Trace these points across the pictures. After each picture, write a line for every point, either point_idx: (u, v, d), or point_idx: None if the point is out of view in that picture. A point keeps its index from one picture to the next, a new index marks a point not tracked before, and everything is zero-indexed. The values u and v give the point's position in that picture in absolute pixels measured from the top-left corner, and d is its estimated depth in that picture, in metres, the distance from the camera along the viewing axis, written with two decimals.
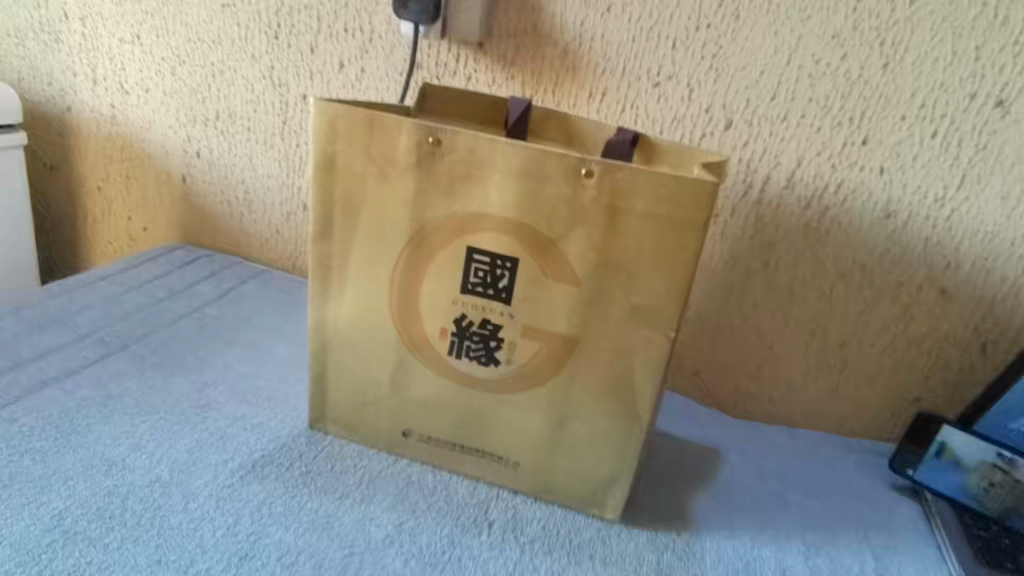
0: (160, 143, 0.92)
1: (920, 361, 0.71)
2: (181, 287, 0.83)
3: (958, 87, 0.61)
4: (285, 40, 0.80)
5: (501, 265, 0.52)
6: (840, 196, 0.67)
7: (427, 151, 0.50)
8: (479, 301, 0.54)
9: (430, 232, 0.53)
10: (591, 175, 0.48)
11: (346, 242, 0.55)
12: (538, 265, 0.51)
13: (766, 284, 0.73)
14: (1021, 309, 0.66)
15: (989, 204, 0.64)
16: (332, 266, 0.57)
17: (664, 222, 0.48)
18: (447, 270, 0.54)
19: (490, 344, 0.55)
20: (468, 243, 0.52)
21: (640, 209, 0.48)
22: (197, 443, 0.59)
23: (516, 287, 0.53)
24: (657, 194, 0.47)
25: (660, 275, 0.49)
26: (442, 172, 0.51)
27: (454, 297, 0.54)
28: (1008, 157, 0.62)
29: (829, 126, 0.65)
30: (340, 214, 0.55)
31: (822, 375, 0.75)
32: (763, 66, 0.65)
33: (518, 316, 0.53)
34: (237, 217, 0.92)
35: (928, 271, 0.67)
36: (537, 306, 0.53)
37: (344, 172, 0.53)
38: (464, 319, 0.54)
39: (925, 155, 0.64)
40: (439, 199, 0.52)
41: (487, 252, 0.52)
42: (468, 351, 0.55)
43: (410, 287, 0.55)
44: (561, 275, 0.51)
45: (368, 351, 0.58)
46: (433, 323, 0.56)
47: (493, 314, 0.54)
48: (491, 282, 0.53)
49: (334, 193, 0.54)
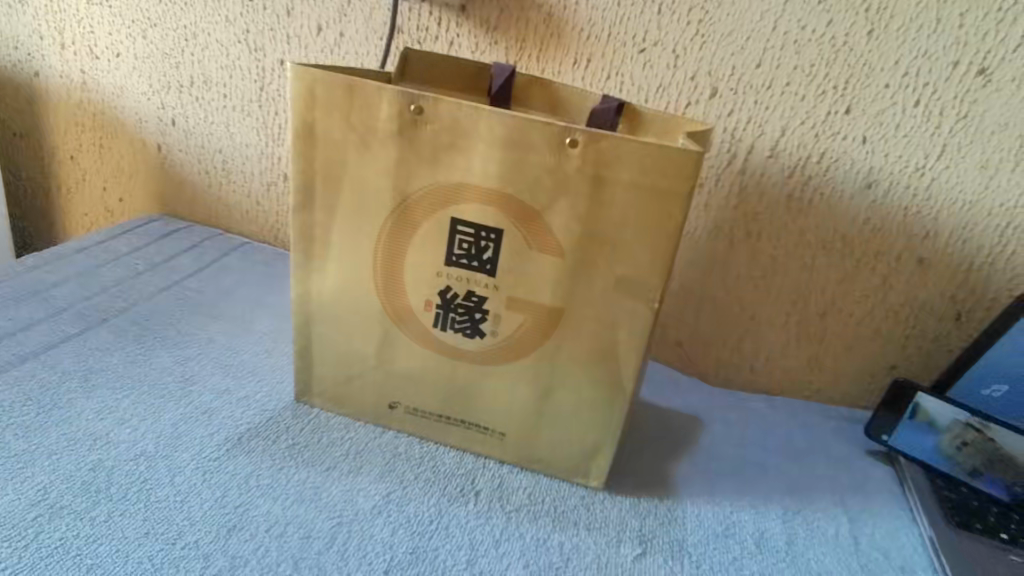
0: (133, 110, 0.89)
1: (897, 329, 0.73)
2: (160, 260, 0.82)
3: (941, 55, 0.61)
4: (260, 2, 0.77)
5: (486, 236, 0.52)
6: (823, 166, 0.68)
7: (408, 119, 0.49)
8: (464, 273, 0.54)
9: (413, 203, 0.52)
10: (575, 145, 0.47)
11: (328, 213, 0.55)
12: (522, 237, 0.51)
13: (749, 255, 0.73)
14: (996, 278, 0.67)
15: (969, 174, 0.64)
16: (314, 238, 0.56)
17: (648, 193, 0.48)
18: (431, 242, 0.53)
19: (475, 316, 0.55)
20: (451, 215, 0.52)
21: (625, 179, 0.48)
22: (182, 417, 0.59)
23: (501, 259, 0.52)
24: (642, 164, 0.47)
25: (644, 246, 0.49)
26: (424, 141, 0.50)
27: (438, 269, 0.54)
28: (988, 127, 0.62)
29: (813, 95, 0.65)
30: (321, 184, 0.54)
31: (802, 343, 0.76)
32: (749, 33, 0.64)
33: (503, 289, 0.53)
34: (216, 188, 0.90)
35: (907, 241, 0.68)
36: (522, 278, 0.53)
37: (324, 142, 0.52)
38: (449, 292, 0.54)
39: (907, 124, 0.64)
40: (421, 169, 0.51)
41: (471, 224, 0.52)
42: (453, 323, 0.55)
43: (393, 260, 0.55)
44: (546, 247, 0.51)
45: (352, 324, 0.58)
46: (418, 295, 0.55)
47: (478, 286, 0.54)
48: (475, 254, 0.53)
49: (314, 163, 0.53)
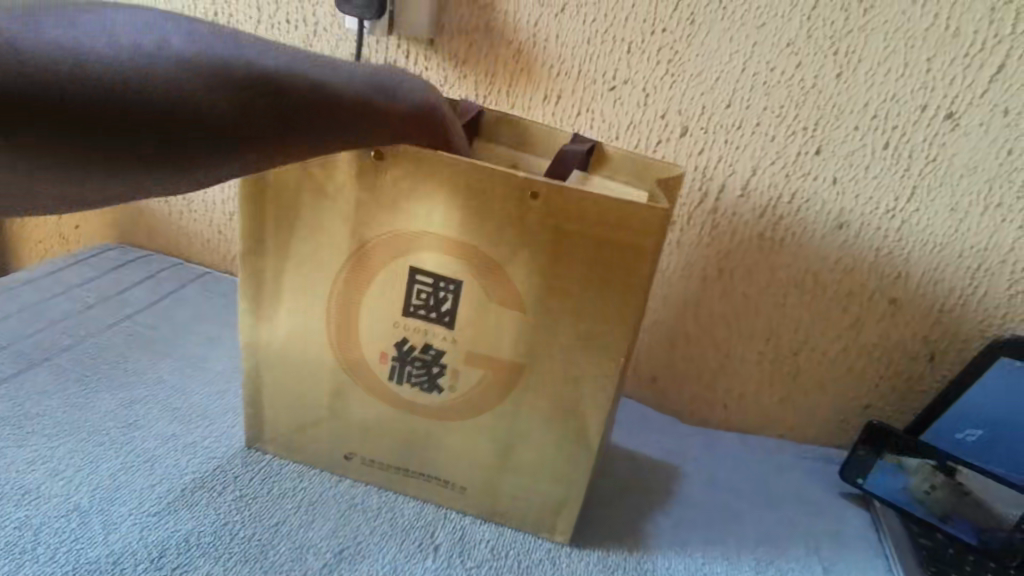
0: None
1: (870, 371, 0.72)
2: (112, 293, 0.78)
3: (909, 99, 0.61)
4: None
5: (444, 288, 0.50)
6: (793, 206, 0.67)
7: (366, 162, 0.47)
8: (422, 324, 0.51)
9: (370, 250, 0.50)
10: (537, 197, 0.46)
11: (279, 254, 0.52)
12: (483, 288, 0.49)
13: (721, 293, 0.72)
14: (968, 319, 0.67)
15: (938, 216, 0.64)
16: (265, 280, 0.53)
17: (612, 240, 0.46)
18: (387, 291, 0.51)
19: (432, 370, 0.52)
20: (410, 264, 0.49)
21: (588, 225, 0.46)
22: (123, 466, 0.55)
23: (459, 311, 0.50)
24: (604, 209, 0.45)
25: (609, 300, 0.48)
26: (379, 182, 0.48)
27: (396, 319, 0.52)
28: (957, 170, 0.62)
29: (782, 136, 0.64)
30: (273, 226, 0.51)
31: (774, 382, 0.75)
32: (718, 74, 0.64)
33: (461, 341, 0.51)
34: (176, 217, 0.87)
35: (878, 282, 0.68)
36: (482, 329, 0.50)
37: (276, 181, 0.50)
38: (406, 344, 0.52)
39: (877, 166, 0.63)
40: (376, 211, 0.49)
41: (429, 274, 0.49)
42: (410, 377, 0.53)
43: (347, 309, 0.52)
44: (507, 299, 0.49)
45: (306, 370, 0.55)
46: (373, 347, 0.53)
47: (436, 339, 0.51)
48: (434, 305, 0.50)
49: (265, 208, 0.51)
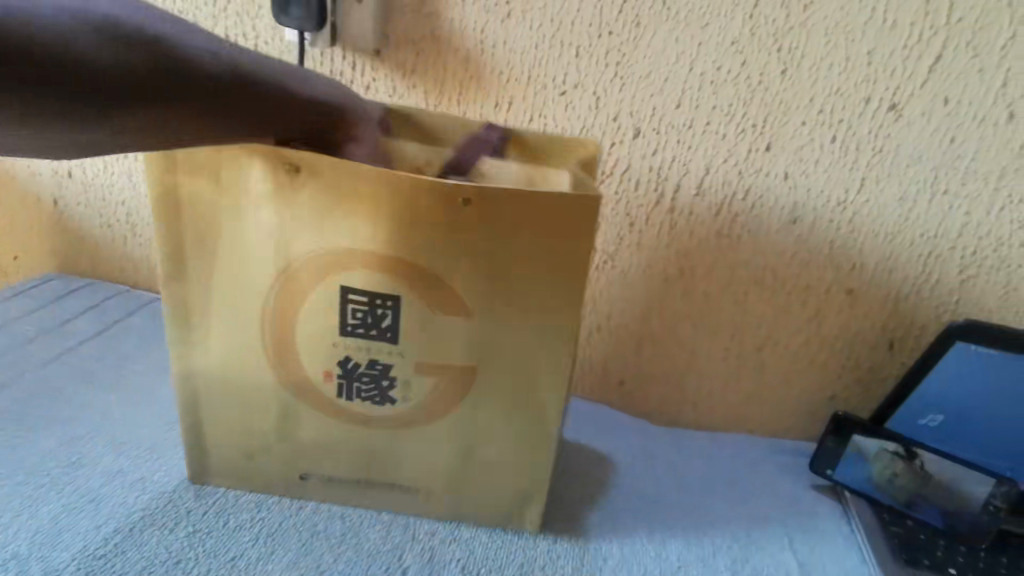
0: (25, 164, 0.81)
1: (832, 361, 0.72)
2: (54, 325, 0.74)
3: (853, 92, 0.61)
4: None
5: (382, 304, 0.48)
6: (748, 203, 0.67)
7: (286, 179, 0.45)
8: (364, 342, 0.49)
9: (299, 270, 0.48)
10: (473, 201, 0.44)
11: (204, 283, 0.50)
12: (425, 299, 0.48)
13: (683, 293, 0.72)
14: (923, 305, 0.68)
15: (888, 206, 0.65)
16: (194, 307, 0.51)
17: (558, 243, 0.45)
18: (323, 309, 0.49)
19: (382, 384, 0.50)
20: (342, 283, 0.48)
21: (533, 229, 0.45)
22: (66, 508, 0.52)
23: (401, 324, 0.49)
24: (548, 212, 0.44)
25: (559, 296, 0.47)
26: (307, 198, 0.46)
27: (335, 339, 0.50)
28: (904, 160, 0.63)
29: (733, 134, 0.65)
30: (191, 250, 0.49)
31: (740, 379, 0.75)
32: (666, 76, 0.64)
33: (409, 354, 0.49)
34: (120, 243, 0.83)
35: (835, 273, 0.68)
36: (427, 342, 0.49)
37: (200, 201, 0.47)
38: (349, 361, 0.50)
39: (826, 160, 0.64)
40: (309, 228, 0.46)
41: (364, 291, 0.48)
42: (359, 393, 0.51)
43: (284, 328, 0.50)
44: (455, 304, 0.48)
45: (253, 393, 0.53)
46: (317, 365, 0.51)
47: (381, 355, 0.50)
48: (372, 323, 0.49)
49: (181, 231, 0.48)
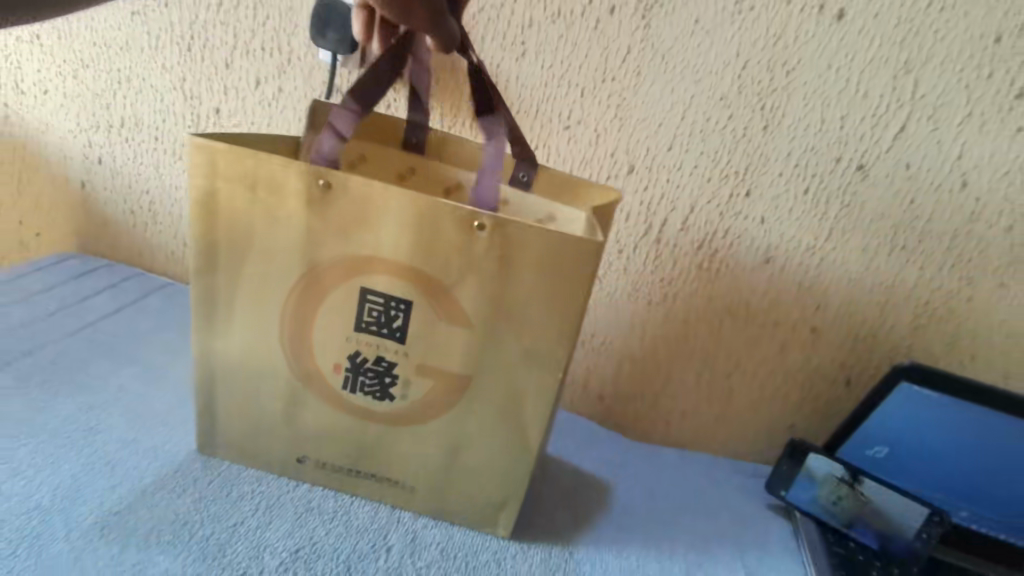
0: (56, 147, 0.86)
1: (793, 392, 0.79)
2: (74, 301, 0.79)
3: (825, 152, 0.68)
4: (199, 53, 0.75)
5: (395, 306, 0.54)
6: (727, 241, 0.74)
7: (317, 194, 0.51)
8: (373, 339, 0.55)
9: (322, 271, 0.54)
10: (482, 229, 0.50)
11: (230, 275, 0.55)
12: (432, 308, 0.53)
13: (663, 317, 0.79)
14: (876, 347, 0.75)
15: (852, 255, 0.72)
16: (217, 302, 0.57)
17: (553, 276, 0.51)
18: (342, 305, 0.55)
19: (385, 380, 0.56)
20: (362, 285, 0.54)
21: (530, 262, 0.50)
22: (84, 468, 0.57)
23: (410, 327, 0.54)
24: (546, 249, 0.50)
25: (550, 321, 0.52)
26: (334, 213, 0.51)
27: (348, 335, 0.55)
28: (868, 216, 0.70)
29: (717, 179, 0.71)
30: (224, 247, 0.54)
31: (709, 401, 0.82)
32: (661, 121, 0.70)
33: (412, 354, 0.55)
34: (142, 228, 0.88)
35: (801, 312, 0.75)
36: (430, 346, 0.55)
37: (237, 207, 0.53)
38: (359, 356, 0.56)
39: (799, 209, 0.71)
40: (334, 239, 0.52)
41: (381, 293, 0.54)
42: (363, 386, 0.57)
43: (301, 319, 0.56)
44: (455, 317, 0.53)
45: (262, 378, 0.58)
46: (327, 358, 0.56)
47: (388, 352, 0.55)
48: (385, 322, 0.55)
49: (215, 228, 0.54)
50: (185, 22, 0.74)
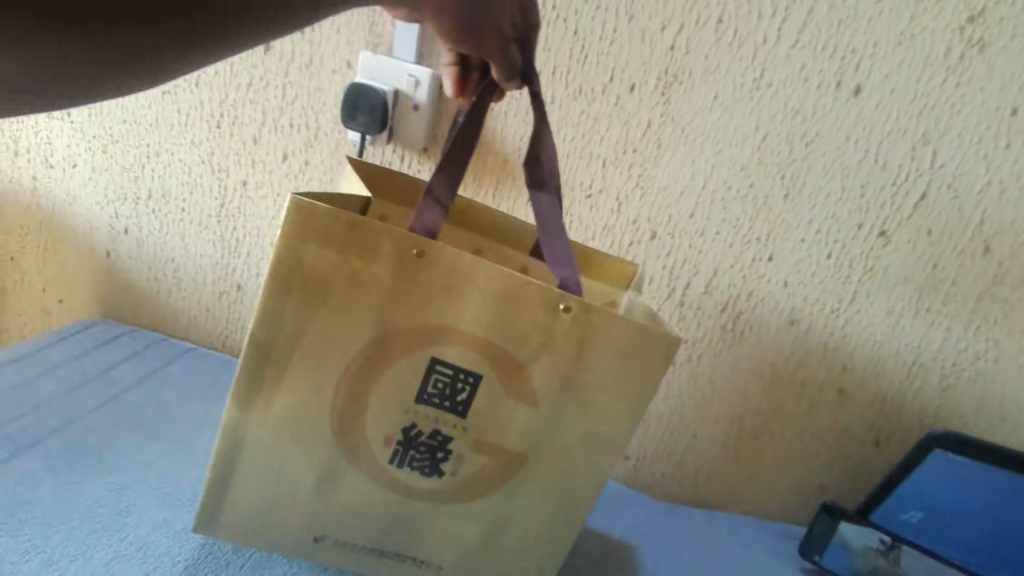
0: (83, 218, 0.87)
1: (822, 451, 0.78)
2: (99, 371, 0.79)
3: (846, 219, 0.69)
4: (227, 129, 0.77)
5: (463, 380, 0.53)
6: (751, 304, 0.74)
7: (411, 261, 0.49)
8: (433, 412, 0.53)
9: (393, 337, 0.51)
10: (568, 311, 0.50)
11: (287, 340, 0.51)
12: (501, 382, 0.53)
13: (689, 379, 0.79)
14: (906, 406, 0.75)
15: (877, 317, 0.72)
16: (273, 364, 0.51)
17: (623, 366, 0.52)
18: (405, 377, 0.52)
19: (436, 455, 0.54)
20: (434, 354, 0.52)
21: (604, 350, 0.51)
22: (117, 555, 0.56)
23: (473, 402, 0.53)
24: (624, 339, 0.51)
25: (610, 407, 0.53)
26: (424, 281, 0.50)
27: (408, 405, 0.53)
28: (891, 279, 0.70)
29: (739, 244, 0.72)
30: (293, 308, 0.50)
31: (737, 461, 0.81)
32: (682, 189, 0.71)
33: (471, 429, 0.54)
34: (165, 294, 0.89)
35: (828, 372, 0.75)
36: (491, 423, 0.53)
37: (321, 268, 0.49)
38: (414, 429, 0.53)
39: (822, 273, 0.71)
40: (414, 310, 0.50)
41: (451, 365, 0.52)
42: (412, 461, 0.54)
43: (354, 391, 0.53)
44: (518, 394, 0.53)
45: (295, 452, 0.54)
46: (378, 429, 0.53)
47: (444, 426, 0.54)
48: (448, 395, 0.53)
49: (282, 289, 0.49)
50: (214, 101, 0.76)
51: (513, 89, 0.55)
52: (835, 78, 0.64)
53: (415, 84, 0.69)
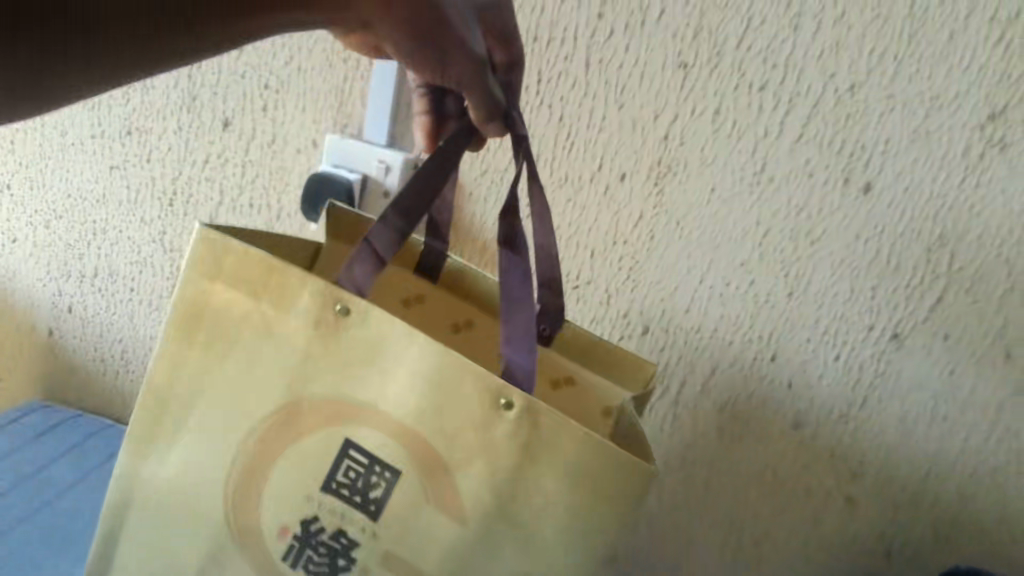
0: (27, 294, 0.80)
1: (833, 566, 0.71)
2: (32, 470, 0.70)
3: (857, 320, 0.63)
4: (181, 207, 0.71)
5: (377, 473, 0.46)
6: (752, 404, 0.68)
7: (330, 319, 0.45)
8: (339, 508, 0.47)
9: (305, 408, 0.47)
10: (511, 408, 0.44)
11: (198, 393, 0.48)
12: (422, 481, 0.46)
13: (685, 480, 0.73)
14: (931, 521, 0.67)
15: (890, 424, 0.66)
16: (182, 417, 0.49)
17: (579, 499, 0.44)
18: (311, 456, 0.47)
19: (337, 561, 0.47)
20: (348, 435, 0.46)
21: (558, 468, 0.44)
22: None
23: (388, 501, 0.46)
24: (582, 463, 0.43)
25: (558, 544, 0.45)
26: (340, 346, 0.46)
27: (312, 492, 0.47)
28: (905, 384, 0.64)
29: (739, 342, 0.66)
30: (206, 358, 0.48)
31: (738, 570, 0.74)
32: (677, 283, 0.65)
33: (382, 533, 0.47)
34: (111, 374, 0.80)
35: (837, 481, 0.68)
36: (407, 529, 0.46)
37: (236, 315, 0.47)
38: (315, 524, 0.47)
39: (829, 374, 0.65)
40: (331, 376, 0.46)
41: (366, 453, 0.46)
42: (308, 561, 0.48)
43: (255, 464, 0.48)
44: (445, 500, 0.46)
45: (189, 521, 0.50)
46: (277, 514, 0.48)
47: (351, 526, 0.47)
48: (360, 488, 0.47)
49: (199, 337, 0.48)
50: (167, 178, 0.71)
51: (493, 134, 0.53)
52: (843, 173, 0.59)
53: (384, 170, 0.63)
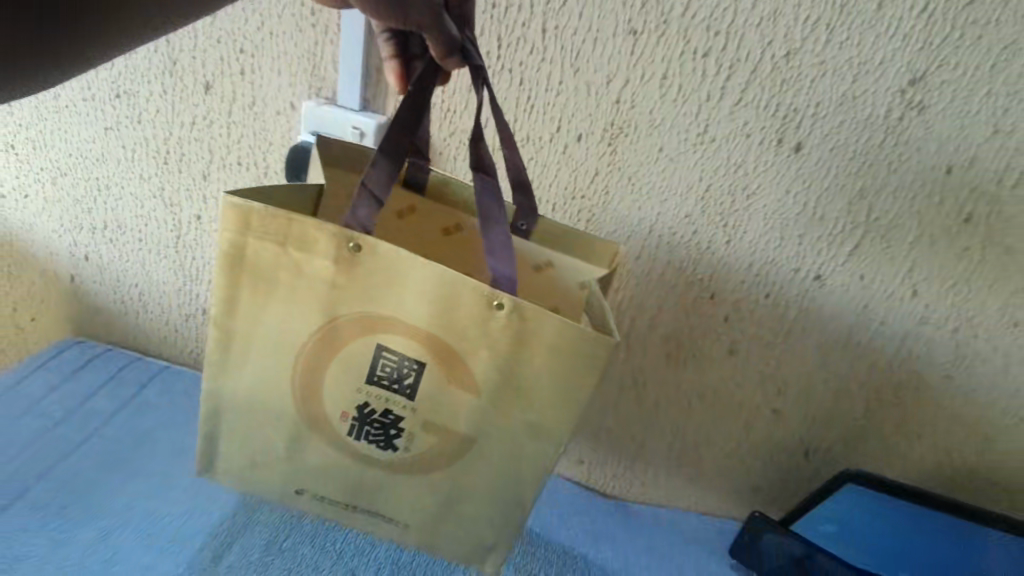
0: (44, 245, 0.88)
1: (759, 464, 0.84)
2: (77, 403, 0.82)
3: (785, 263, 0.71)
4: (175, 165, 0.78)
5: (408, 366, 0.54)
6: (694, 335, 0.78)
7: (348, 253, 0.50)
8: (384, 393, 0.55)
9: (342, 322, 0.53)
10: (502, 307, 0.50)
11: (249, 322, 0.55)
12: (443, 371, 0.54)
13: (637, 398, 0.84)
14: (840, 429, 0.79)
15: (811, 350, 0.76)
16: (236, 342, 0.56)
17: (555, 373, 0.52)
18: (354, 358, 0.55)
19: (389, 432, 0.57)
20: (379, 339, 0.53)
21: (542, 346, 0.51)
22: None
23: (420, 386, 0.55)
24: (554, 350, 0.51)
25: (546, 408, 0.53)
26: (361, 275, 0.51)
27: (359, 386, 0.55)
28: (825, 317, 0.73)
29: (683, 283, 0.75)
30: (248, 294, 0.54)
31: (681, 469, 0.88)
32: (629, 232, 0.73)
33: (420, 411, 0.55)
34: (132, 315, 0.90)
35: (765, 397, 0.80)
36: (437, 408, 0.55)
37: (267, 256, 0.52)
38: (367, 407, 0.56)
39: (761, 310, 0.75)
40: (359, 300, 0.52)
41: (396, 352, 0.54)
42: (367, 436, 0.57)
43: (311, 367, 0.56)
44: (460, 382, 0.54)
45: (265, 420, 0.58)
46: (334, 406, 0.56)
47: (395, 406, 0.56)
48: (396, 378, 0.55)
49: (240, 276, 0.53)
50: (158, 138, 0.77)
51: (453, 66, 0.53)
52: (777, 134, 0.65)
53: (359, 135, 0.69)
